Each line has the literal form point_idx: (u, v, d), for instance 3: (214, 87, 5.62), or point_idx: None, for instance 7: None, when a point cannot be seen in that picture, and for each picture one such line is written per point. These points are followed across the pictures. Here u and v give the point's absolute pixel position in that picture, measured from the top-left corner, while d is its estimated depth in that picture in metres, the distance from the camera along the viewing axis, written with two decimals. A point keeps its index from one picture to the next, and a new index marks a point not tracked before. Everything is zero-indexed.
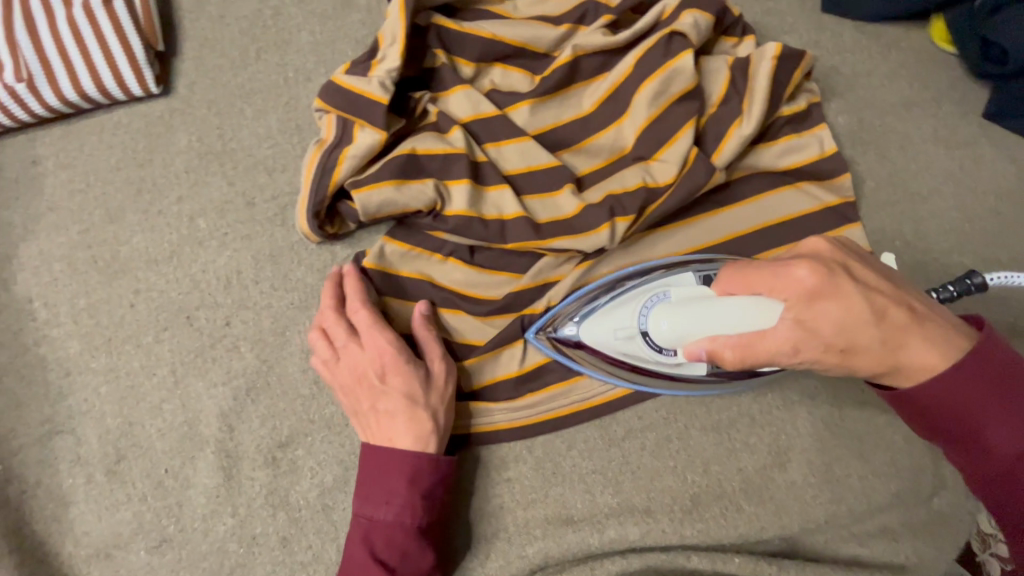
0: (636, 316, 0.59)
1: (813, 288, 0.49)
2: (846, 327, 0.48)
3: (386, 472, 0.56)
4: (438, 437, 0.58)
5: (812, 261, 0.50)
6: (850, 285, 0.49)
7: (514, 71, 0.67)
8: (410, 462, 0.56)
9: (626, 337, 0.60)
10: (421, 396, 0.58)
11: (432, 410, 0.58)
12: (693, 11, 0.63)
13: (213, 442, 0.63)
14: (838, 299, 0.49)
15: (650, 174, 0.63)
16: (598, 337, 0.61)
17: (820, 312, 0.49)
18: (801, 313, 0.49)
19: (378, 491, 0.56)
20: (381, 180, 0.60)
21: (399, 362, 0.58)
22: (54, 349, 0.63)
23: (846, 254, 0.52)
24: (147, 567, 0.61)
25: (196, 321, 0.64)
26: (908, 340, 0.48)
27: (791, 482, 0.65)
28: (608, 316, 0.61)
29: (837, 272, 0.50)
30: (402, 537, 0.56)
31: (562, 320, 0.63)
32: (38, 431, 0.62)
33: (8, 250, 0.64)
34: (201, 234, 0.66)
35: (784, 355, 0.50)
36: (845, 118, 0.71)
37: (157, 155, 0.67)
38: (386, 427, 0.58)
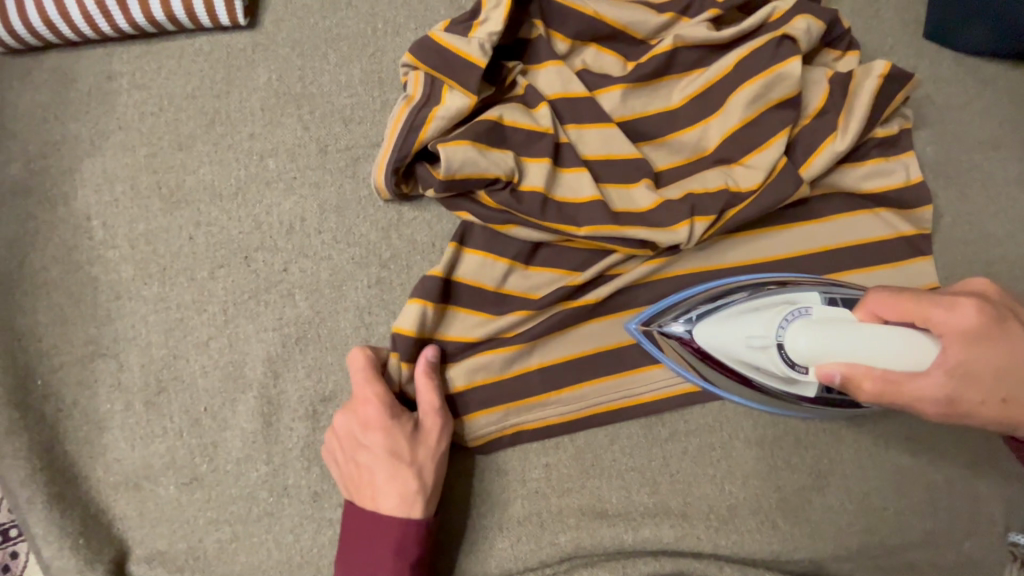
0: (772, 328, 0.54)
1: (977, 329, 0.46)
2: (1007, 376, 0.46)
3: (371, 536, 0.56)
4: (422, 495, 0.56)
5: (979, 302, 0.47)
6: (1016, 330, 0.47)
7: (608, 53, 0.65)
8: (394, 527, 0.55)
9: (759, 347, 0.55)
10: (409, 454, 0.56)
11: (418, 468, 0.56)
12: (806, 17, 0.61)
13: (256, 387, 0.62)
14: (1001, 347, 0.46)
15: (733, 178, 0.61)
16: (720, 339, 0.59)
17: (987, 357, 0.46)
18: (962, 356, 0.46)
19: (364, 561, 0.56)
20: (467, 139, 0.58)
21: (384, 417, 0.57)
22: (107, 271, 0.62)
23: (1010, 298, 0.50)
24: (176, 503, 0.60)
25: (254, 262, 0.63)
26: None
27: (828, 506, 0.64)
28: (735, 321, 0.57)
29: (1004, 317, 0.47)
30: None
31: (668, 317, 0.62)
32: (81, 351, 0.61)
33: (72, 164, 0.63)
34: (269, 175, 0.64)
35: (937, 402, 0.47)
36: (932, 149, 0.69)
37: (234, 88, 0.65)
38: (369, 484, 0.57)
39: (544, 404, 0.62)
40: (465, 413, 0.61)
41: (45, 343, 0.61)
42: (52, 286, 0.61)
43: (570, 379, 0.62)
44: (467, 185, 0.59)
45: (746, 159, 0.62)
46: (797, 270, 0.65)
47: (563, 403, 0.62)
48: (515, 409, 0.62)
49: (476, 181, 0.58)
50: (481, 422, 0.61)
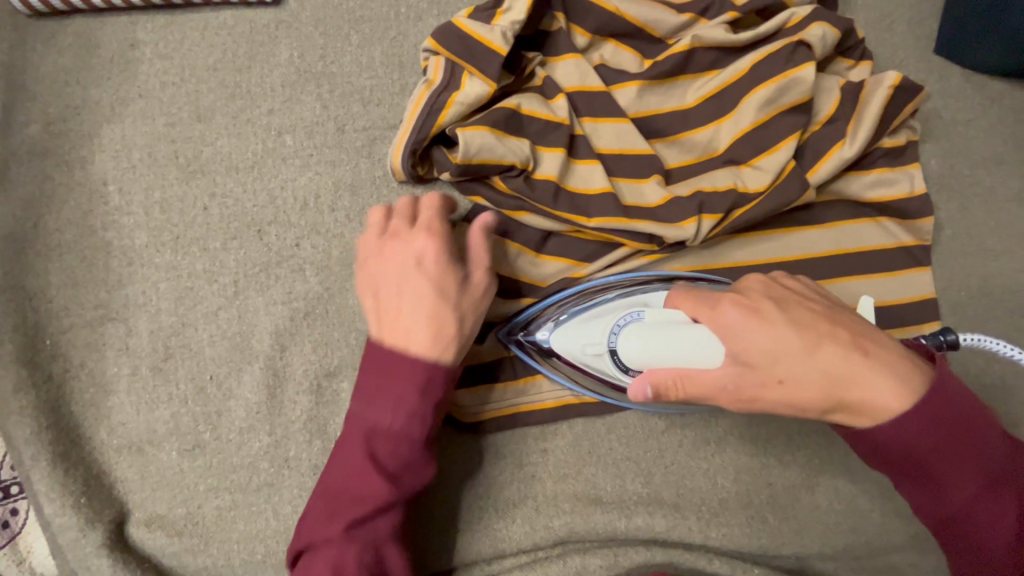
0: (606, 333, 0.58)
1: (731, 322, 0.49)
2: (774, 360, 0.48)
3: (394, 377, 0.54)
4: (458, 342, 0.56)
5: (732, 299, 0.51)
6: (778, 316, 0.49)
7: (626, 50, 0.67)
8: (423, 367, 0.54)
9: (594, 354, 0.59)
10: (456, 296, 0.56)
11: (460, 313, 0.56)
12: (822, 24, 0.63)
13: (263, 358, 0.62)
14: (762, 331, 0.48)
15: (741, 178, 0.63)
16: (572, 347, 0.60)
17: (742, 342, 0.49)
18: (731, 345, 0.49)
19: (382, 398, 0.54)
20: (485, 125, 0.59)
21: (441, 256, 0.57)
22: (121, 236, 0.63)
23: (780, 289, 0.52)
24: (177, 469, 0.61)
25: (267, 236, 0.64)
26: (852, 371, 0.46)
27: (817, 505, 0.65)
28: (580, 328, 0.60)
29: (762, 306, 0.50)
30: (409, 449, 0.54)
31: (537, 323, 0.63)
32: (91, 314, 0.62)
33: (91, 129, 0.64)
34: (286, 150, 0.65)
35: (727, 392, 0.50)
36: (936, 163, 0.71)
37: (256, 63, 0.66)
38: (405, 321, 0.55)
39: (541, 386, 0.64)
40: (476, 382, 0.63)
41: (56, 304, 0.61)
42: (65, 248, 0.62)
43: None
44: (481, 171, 0.60)
45: (755, 160, 0.63)
46: (800, 273, 0.66)
47: (557, 389, 0.64)
48: (514, 391, 0.64)
49: (490, 167, 0.60)
50: (479, 396, 0.63)
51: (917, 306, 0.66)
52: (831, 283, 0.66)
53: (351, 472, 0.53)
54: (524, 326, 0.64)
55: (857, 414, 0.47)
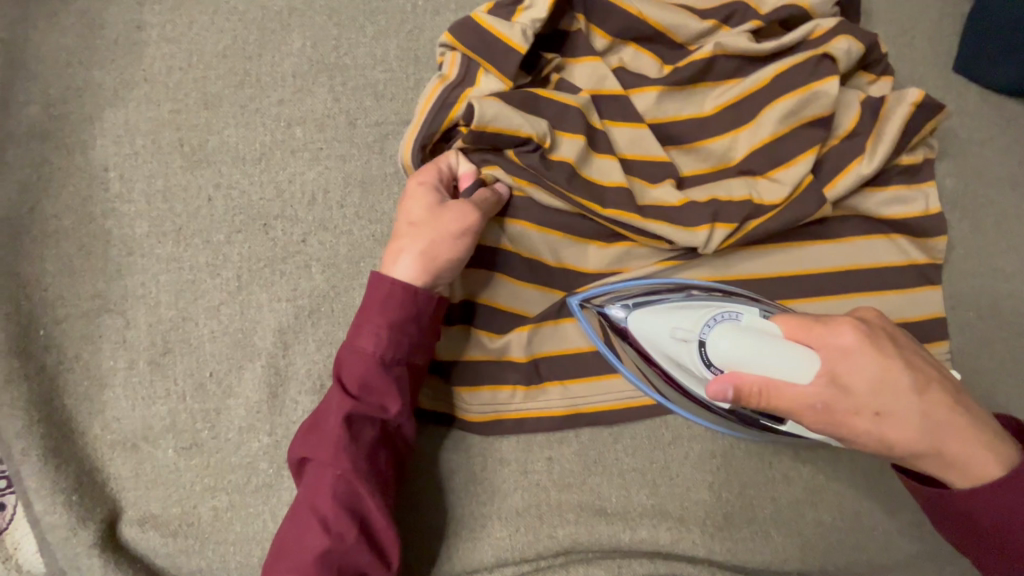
0: (698, 323, 0.53)
1: (848, 344, 0.45)
2: (881, 391, 0.44)
3: (364, 302, 0.56)
4: (419, 261, 0.56)
5: (853, 321, 0.46)
6: (894, 351, 0.45)
7: (645, 54, 0.65)
8: (385, 287, 0.55)
9: (681, 339, 0.54)
10: (421, 218, 0.57)
11: (426, 237, 0.56)
12: (848, 37, 0.62)
13: (265, 356, 0.61)
14: (878, 362, 0.45)
15: (757, 190, 0.62)
16: (647, 330, 0.58)
17: (855, 369, 0.45)
18: (840, 371, 0.45)
19: (359, 325, 0.55)
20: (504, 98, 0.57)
21: (417, 187, 0.58)
22: (120, 225, 0.61)
23: (893, 325, 0.49)
24: (173, 467, 0.59)
25: (272, 230, 0.62)
26: (951, 423, 0.45)
27: (820, 521, 0.65)
28: (666, 315, 0.57)
29: (880, 338, 0.46)
30: (386, 372, 0.54)
31: (610, 299, 0.62)
32: (87, 305, 0.59)
33: (92, 112, 0.61)
34: (296, 143, 0.63)
35: (812, 412, 0.46)
36: (950, 181, 0.71)
37: (267, 51, 0.64)
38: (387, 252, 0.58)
39: (547, 393, 0.63)
40: (480, 384, 0.62)
41: (51, 293, 0.59)
42: (62, 235, 0.60)
43: (566, 373, 0.63)
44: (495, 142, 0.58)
45: (771, 173, 0.62)
46: (812, 287, 0.65)
47: (563, 397, 0.63)
48: (517, 397, 0.63)
49: (505, 137, 0.57)
50: (480, 396, 0.62)
51: (927, 326, 0.66)
52: (840, 300, 0.65)
53: (329, 403, 0.54)
54: (596, 298, 0.63)
55: (947, 465, 0.46)
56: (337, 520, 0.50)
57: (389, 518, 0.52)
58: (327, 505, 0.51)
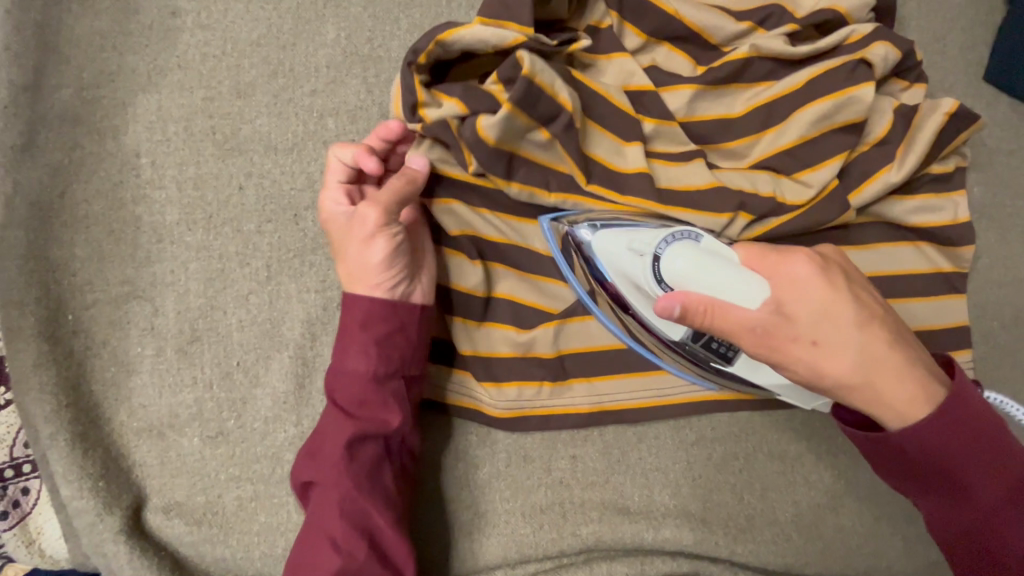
0: (657, 241, 0.52)
1: (797, 271, 0.46)
2: (820, 319, 0.45)
3: (345, 323, 0.56)
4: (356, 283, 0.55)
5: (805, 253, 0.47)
6: (842, 284, 0.47)
7: (679, 54, 0.65)
8: (359, 309, 0.55)
9: (637, 253, 0.53)
10: (341, 233, 0.55)
11: (354, 259, 0.54)
12: (886, 43, 0.61)
13: (292, 347, 0.60)
14: (824, 290, 0.46)
15: (781, 188, 0.62)
16: (612, 251, 0.56)
17: (801, 296, 0.45)
18: (783, 297, 0.46)
19: (345, 348, 0.55)
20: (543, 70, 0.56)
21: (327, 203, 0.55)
22: (151, 212, 0.60)
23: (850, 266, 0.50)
24: (199, 455, 0.59)
25: (303, 221, 0.62)
26: (887, 361, 0.45)
27: (841, 525, 0.65)
28: (631, 233, 0.55)
29: (832, 273, 0.47)
30: (376, 391, 0.55)
31: (580, 219, 0.59)
32: (116, 291, 0.59)
33: (125, 98, 0.61)
34: (328, 134, 0.63)
35: (753, 335, 0.46)
36: (976, 190, 0.71)
37: (301, 41, 0.63)
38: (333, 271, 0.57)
39: (571, 390, 0.63)
40: (502, 380, 0.62)
41: (80, 278, 0.59)
42: (92, 220, 0.60)
43: (593, 371, 0.63)
44: (535, 107, 0.55)
45: (799, 173, 0.63)
46: None
47: (587, 395, 0.63)
48: (539, 394, 0.62)
49: (547, 99, 0.55)
50: (506, 392, 0.62)
51: (952, 333, 0.66)
52: None
53: (326, 424, 0.55)
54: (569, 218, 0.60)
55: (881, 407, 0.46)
56: (345, 538, 0.51)
57: (398, 532, 0.53)
58: (335, 525, 0.52)
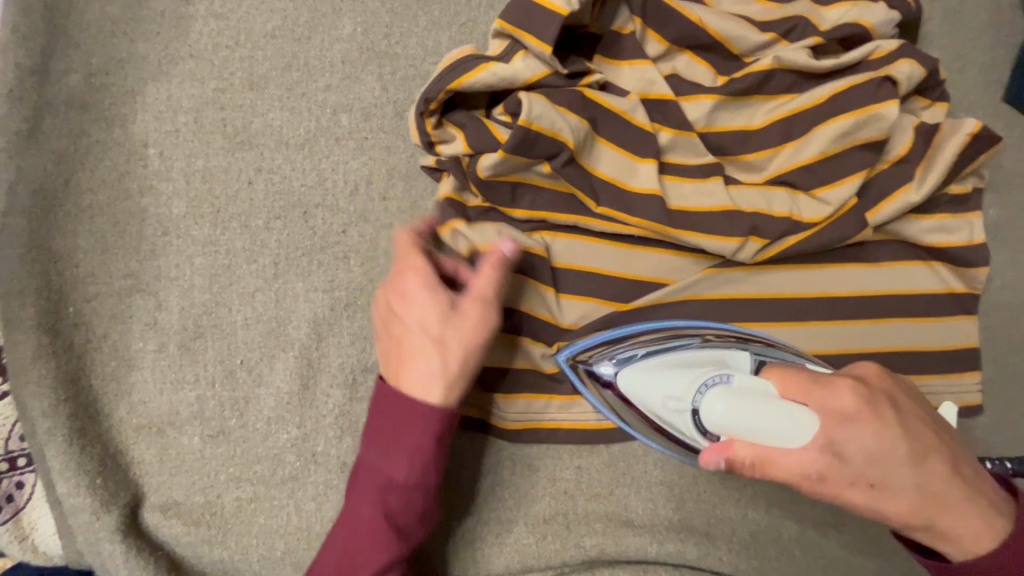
0: (691, 392, 0.51)
1: (847, 407, 0.42)
2: (875, 460, 0.41)
3: (407, 427, 0.50)
4: (443, 379, 0.50)
5: (850, 381, 0.43)
6: (892, 414, 0.42)
7: (700, 63, 0.64)
8: (433, 416, 0.50)
9: (675, 410, 0.52)
10: (441, 331, 0.50)
11: (446, 346, 0.50)
12: (911, 61, 0.60)
13: (298, 347, 0.59)
14: (879, 431, 0.41)
15: (797, 207, 0.62)
16: (641, 394, 0.56)
17: (855, 438, 0.41)
18: (836, 437, 0.41)
19: (396, 446, 0.50)
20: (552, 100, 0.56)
21: (420, 289, 0.51)
22: (158, 204, 0.59)
23: (893, 384, 0.45)
24: (199, 454, 0.58)
25: (312, 219, 0.60)
26: (944, 495, 0.43)
27: (844, 546, 0.64)
28: (658, 377, 0.55)
29: (881, 402, 0.43)
30: (423, 500, 0.51)
31: (599, 356, 0.59)
32: (119, 284, 0.58)
33: (134, 86, 0.60)
34: (341, 131, 0.61)
35: (806, 479, 0.42)
36: (991, 212, 0.70)
37: (317, 35, 0.62)
38: (403, 361, 0.51)
39: (579, 404, 0.62)
40: (510, 392, 0.61)
41: (82, 270, 0.58)
42: (96, 210, 0.58)
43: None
44: (532, 150, 0.55)
45: (817, 191, 0.62)
46: (857, 311, 0.64)
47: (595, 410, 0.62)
48: (547, 407, 0.62)
49: (546, 141, 0.55)
50: (515, 405, 0.61)
51: (962, 355, 0.65)
52: (882, 324, 0.64)
53: (366, 533, 0.50)
54: (587, 354, 0.60)
55: (941, 538, 0.44)
56: None
57: None
58: None
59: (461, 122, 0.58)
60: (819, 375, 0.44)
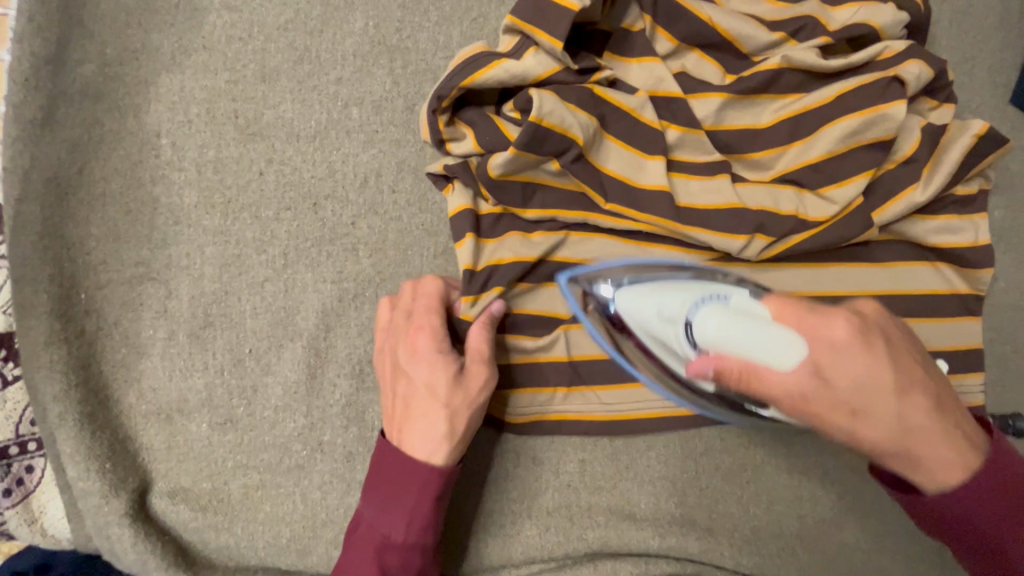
0: (686, 306, 0.50)
1: (839, 336, 0.40)
2: (862, 387, 0.41)
3: (407, 489, 0.52)
4: (448, 442, 0.53)
5: (845, 312, 0.42)
6: (883, 348, 0.42)
7: (709, 62, 0.64)
8: (432, 478, 0.52)
9: (667, 320, 0.51)
10: (448, 396, 0.54)
11: (452, 411, 0.53)
12: (919, 61, 0.61)
13: (306, 337, 0.60)
14: (867, 360, 0.41)
15: (804, 205, 0.62)
16: (636, 313, 0.55)
17: (844, 366, 0.40)
18: (824, 362, 0.41)
19: (396, 507, 0.53)
20: (562, 95, 0.56)
21: (429, 354, 0.55)
22: (169, 193, 0.60)
23: (888, 320, 0.44)
24: (206, 441, 0.58)
25: (322, 210, 0.61)
26: (926, 429, 0.42)
27: (845, 542, 0.64)
28: (654, 294, 0.53)
29: (873, 334, 0.42)
30: (420, 559, 0.53)
31: (601, 277, 0.60)
32: (130, 272, 0.59)
33: (148, 76, 0.60)
34: (351, 124, 0.62)
35: (789, 400, 0.42)
36: (997, 213, 0.70)
37: (329, 28, 0.62)
38: (409, 422, 0.54)
39: (584, 397, 0.62)
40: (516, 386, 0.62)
41: (94, 257, 0.58)
42: (109, 199, 0.59)
43: (605, 379, 0.62)
44: (543, 148, 0.56)
45: (823, 189, 0.62)
46: None
47: (599, 403, 0.62)
48: (552, 400, 0.62)
49: (556, 137, 0.55)
50: (521, 400, 0.62)
51: (966, 355, 0.66)
52: None
53: None
54: (588, 276, 0.60)
55: (918, 470, 0.44)
56: None
57: None
58: None
59: (471, 120, 0.58)
60: (816, 306, 0.43)
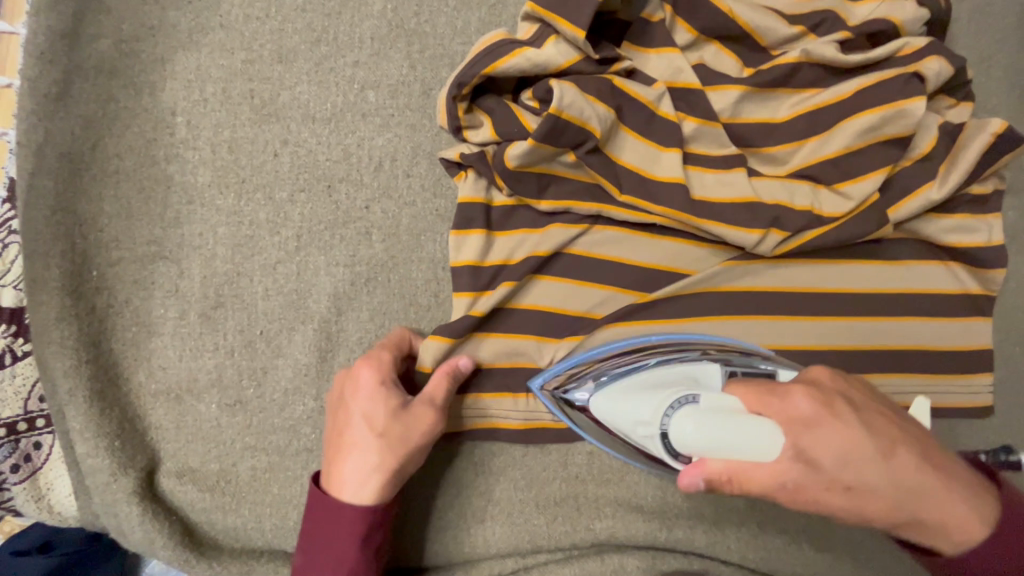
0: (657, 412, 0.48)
1: (807, 413, 0.39)
2: (848, 462, 0.39)
3: (336, 534, 0.52)
4: (381, 479, 0.52)
5: (804, 387, 0.40)
6: (852, 416, 0.40)
7: (728, 54, 0.64)
8: (361, 522, 0.52)
9: (645, 434, 0.50)
10: (386, 428, 0.52)
11: (386, 446, 0.52)
12: (939, 58, 0.60)
13: (318, 320, 0.60)
14: (844, 434, 0.39)
15: (819, 200, 0.61)
16: (613, 417, 0.55)
17: (824, 443, 0.39)
18: (803, 443, 0.39)
19: (324, 552, 0.52)
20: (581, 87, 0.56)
21: (375, 389, 0.54)
22: (183, 172, 0.59)
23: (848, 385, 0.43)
24: (215, 422, 0.58)
25: (336, 193, 0.61)
26: (924, 488, 0.41)
27: (852, 539, 0.64)
28: (626, 398, 0.54)
29: (834, 402, 0.40)
30: None
31: (574, 381, 0.59)
32: (142, 250, 0.59)
33: (164, 53, 0.60)
34: (367, 107, 0.62)
35: (783, 491, 0.40)
36: (1011, 215, 0.70)
37: (347, 10, 0.62)
38: (342, 461, 0.53)
39: None
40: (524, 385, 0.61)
41: (107, 234, 0.58)
42: (123, 176, 0.59)
43: None
44: (561, 139, 0.55)
45: (838, 185, 0.62)
46: (874, 305, 0.64)
47: None
48: None
49: (575, 129, 0.55)
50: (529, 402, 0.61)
51: (976, 356, 0.65)
52: (899, 320, 0.64)
53: None
54: (559, 383, 0.59)
55: (926, 531, 0.43)
56: None
57: None
58: None
59: (491, 109, 0.58)
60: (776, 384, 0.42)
